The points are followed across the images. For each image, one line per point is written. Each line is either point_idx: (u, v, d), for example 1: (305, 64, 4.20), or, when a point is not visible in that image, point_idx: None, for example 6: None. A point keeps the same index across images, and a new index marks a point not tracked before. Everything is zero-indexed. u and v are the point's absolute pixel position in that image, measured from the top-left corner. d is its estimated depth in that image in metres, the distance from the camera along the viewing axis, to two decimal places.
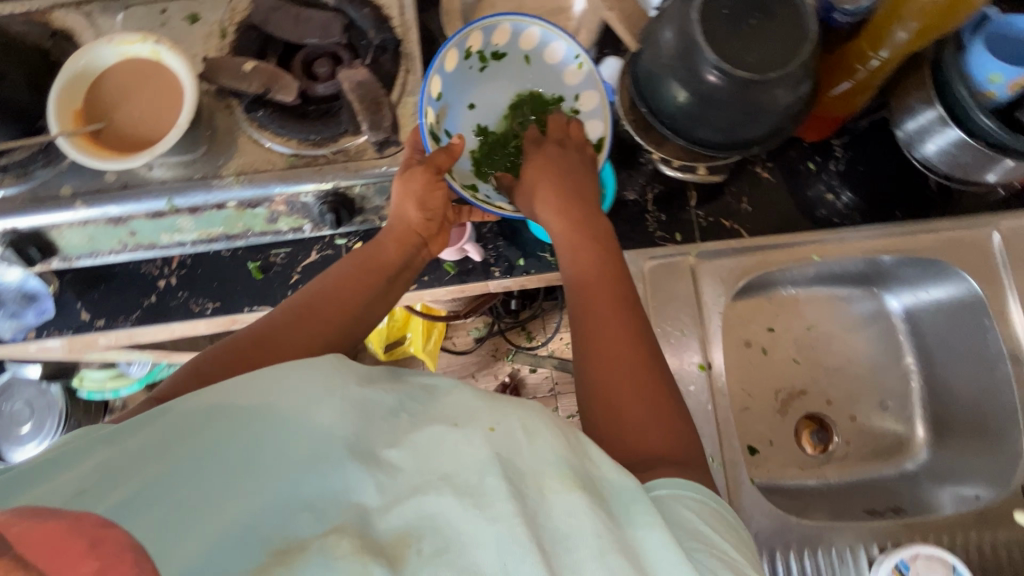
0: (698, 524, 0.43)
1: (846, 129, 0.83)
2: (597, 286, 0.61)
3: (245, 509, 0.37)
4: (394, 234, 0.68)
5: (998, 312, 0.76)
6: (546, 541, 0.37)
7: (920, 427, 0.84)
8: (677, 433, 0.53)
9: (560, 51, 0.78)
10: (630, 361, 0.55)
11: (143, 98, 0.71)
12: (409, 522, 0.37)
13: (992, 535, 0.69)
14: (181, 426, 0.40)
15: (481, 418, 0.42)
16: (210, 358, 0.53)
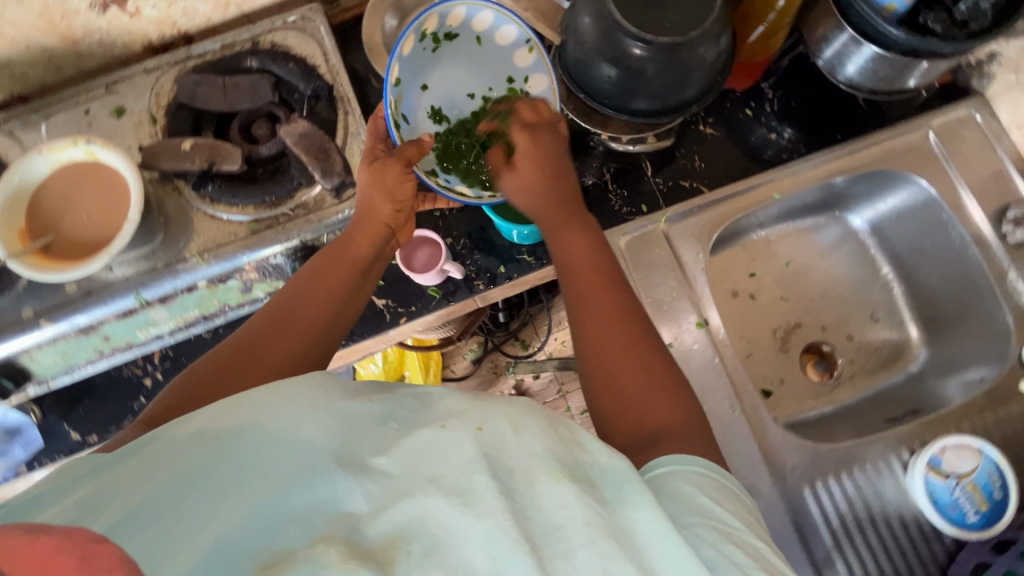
0: (699, 498, 0.43)
1: (771, 71, 0.87)
2: (594, 269, 0.62)
3: (230, 524, 0.34)
4: (360, 227, 0.67)
5: (954, 205, 0.79)
6: (534, 535, 0.35)
7: (913, 329, 0.88)
8: (681, 406, 0.54)
9: (512, 32, 0.77)
10: (630, 341, 0.57)
11: (88, 201, 0.69)
12: (399, 525, 0.35)
13: (1006, 410, 0.71)
14: (166, 454, 0.39)
15: (468, 417, 0.41)
16: (192, 377, 0.53)
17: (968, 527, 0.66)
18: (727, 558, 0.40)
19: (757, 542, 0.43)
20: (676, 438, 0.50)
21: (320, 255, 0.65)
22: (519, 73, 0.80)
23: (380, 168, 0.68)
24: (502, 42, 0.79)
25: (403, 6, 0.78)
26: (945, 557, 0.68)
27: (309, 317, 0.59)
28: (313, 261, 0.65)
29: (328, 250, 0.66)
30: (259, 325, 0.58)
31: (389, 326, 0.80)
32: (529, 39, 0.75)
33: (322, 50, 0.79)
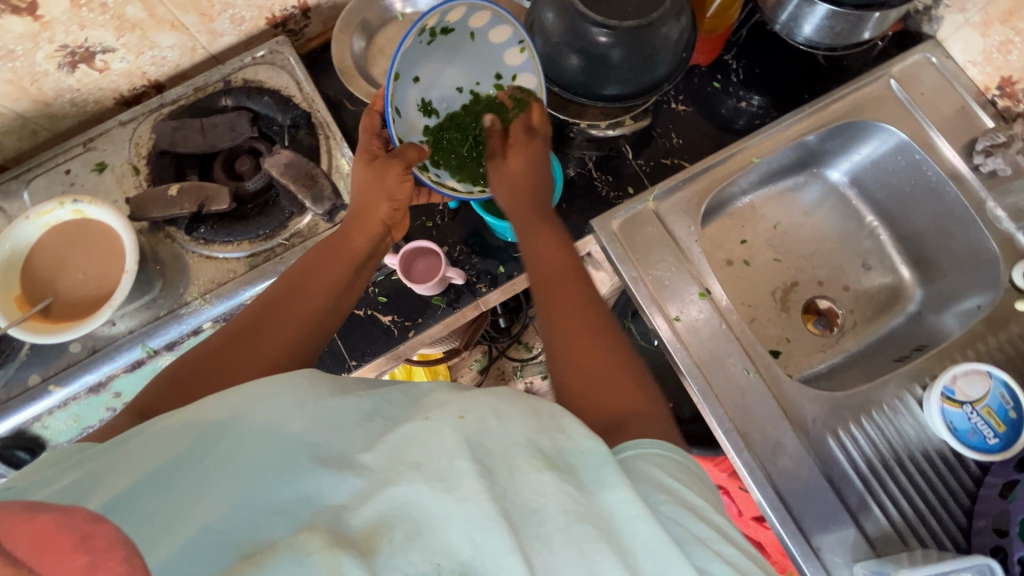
0: (667, 480, 0.41)
1: (732, 43, 0.91)
2: (553, 265, 0.62)
3: (212, 515, 0.34)
4: (357, 223, 0.68)
5: (925, 145, 0.81)
6: (512, 515, 0.34)
7: (905, 271, 0.90)
8: (644, 390, 0.52)
9: (506, 32, 0.74)
10: (592, 325, 0.56)
11: (81, 259, 0.69)
12: (382, 514, 0.34)
13: (1007, 332, 0.73)
14: (148, 450, 0.38)
15: (450, 407, 0.40)
16: (185, 366, 0.53)
17: (991, 452, 0.67)
18: (697, 536, 0.38)
19: (721, 522, 0.41)
20: (640, 421, 0.47)
21: (319, 251, 0.66)
22: (509, 71, 0.78)
23: (380, 166, 0.68)
24: (496, 40, 0.76)
25: (368, 26, 0.80)
26: (973, 484, 0.69)
27: (303, 312, 0.59)
28: (313, 257, 0.66)
29: (327, 246, 0.67)
30: (252, 319, 0.58)
31: (397, 341, 0.80)
32: (522, 43, 0.73)
33: (295, 80, 0.80)
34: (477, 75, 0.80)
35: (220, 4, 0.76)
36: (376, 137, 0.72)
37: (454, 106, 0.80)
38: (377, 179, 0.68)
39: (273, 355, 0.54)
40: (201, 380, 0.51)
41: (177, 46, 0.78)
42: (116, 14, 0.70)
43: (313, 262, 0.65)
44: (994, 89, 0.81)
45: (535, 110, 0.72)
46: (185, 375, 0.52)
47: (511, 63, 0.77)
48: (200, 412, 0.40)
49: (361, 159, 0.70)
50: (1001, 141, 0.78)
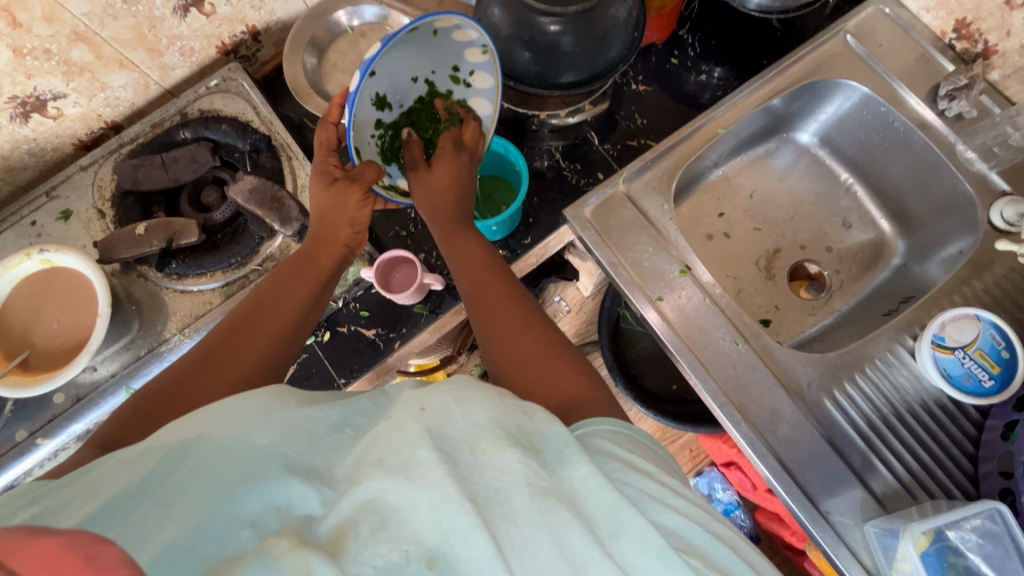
0: (617, 450, 0.44)
1: (686, 18, 0.91)
2: (484, 277, 0.66)
3: (177, 532, 0.34)
4: (320, 243, 0.68)
5: (890, 98, 0.81)
6: (477, 496, 0.35)
7: (886, 225, 0.90)
8: (584, 373, 0.57)
9: (473, 35, 0.67)
10: (529, 325, 0.61)
11: (54, 308, 0.69)
12: (348, 516, 0.35)
13: (992, 274, 0.73)
14: (115, 472, 0.38)
15: (412, 402, 0.42)
16: (150, 398, 0.52)
17: (987, 395, 0.66)
18: (649, 494, 0.41)
19: (670, 479, 0.44)
20: (584, 403, 0.52)
21: (281, 273, 0.66)
22: (467, 66, 0.73)
23: (340, 190, 0.66)
24: (460, 38, 0.68)
25: (318, 42, 0.79)
26: (975, 429, 0.68)
27: (265, 334, 0.59)
28: (274, 279, 0.65)
29: (290, 268, 0.66)
30: (214, 345, 0.57)
31: (384, 354, 0.79)
32: (488, 52, 0.67)
33: (251, 105, 0.79)
34: (433, 63, 0.72)
35: (167, 38, 0.75)
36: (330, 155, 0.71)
37: (409, 97, 0.73)
38: (337, 202, 0.67)
39: (240, 376, 0.54)
40: (167, 409, 0.51)
41: (129, 84, 0.78)
42: (62, 60, 0.69)
43: (272, 286, 0.64)
44: (951, 33, 0.80)
45: (469, 127, 0.72)
46: (152, 406, 0.51)
47: (470, 59, 0.72)
48: (165, 434, 0.40)
49: (320, 181, 0.68)
50: (962, 83, 0.76)
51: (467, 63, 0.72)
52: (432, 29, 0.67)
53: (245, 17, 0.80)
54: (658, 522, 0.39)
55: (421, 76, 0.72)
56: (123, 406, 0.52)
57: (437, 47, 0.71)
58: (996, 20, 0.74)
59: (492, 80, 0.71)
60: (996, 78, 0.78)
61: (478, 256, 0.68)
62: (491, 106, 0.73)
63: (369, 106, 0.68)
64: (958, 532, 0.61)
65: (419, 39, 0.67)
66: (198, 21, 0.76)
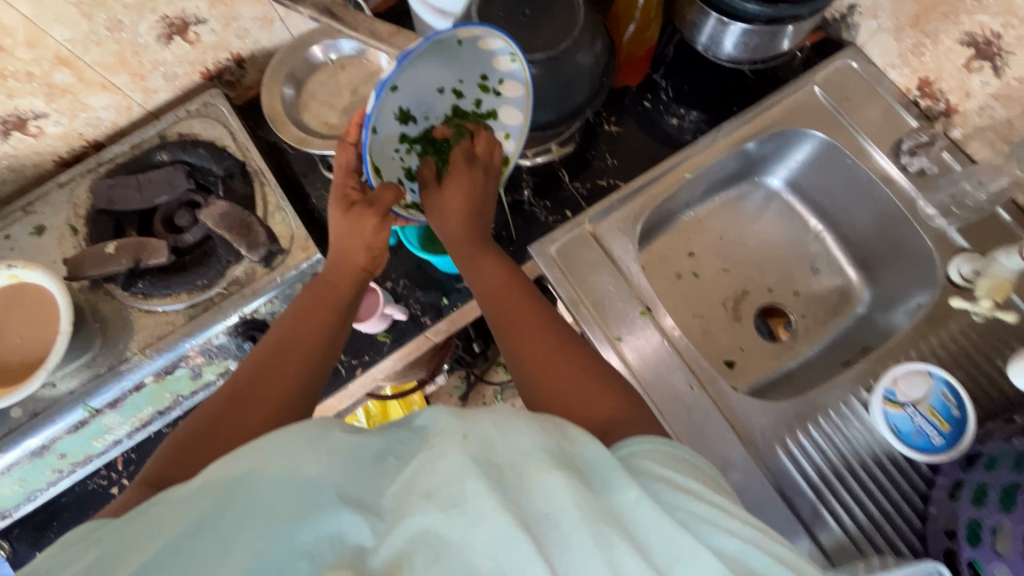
0: (661, 470, 0.44)
1: (661, 61, 0.92)
2: (507, 300, 0.66)
3: (248, 559, 0.36)
4: (339, 269, 0.69)
5: (856, 150, 0.82)
6: (530, 523, 0.36)
7: (851, 271, 0.91)
8: (616, 391, 0.57)
9: (498, 44, 0.67)
10: (557, 348, 0.61)
11: (18, 323, 0.69)
12: (401, 548, 0.36)
13: (948, 330, 0.73)
14: (173, 510, 0.40)
15: (453, 429, 0.41)
16: (191, 435, 0.53)
17: (936, 452, 0.66)
18: (700, 516, 0.41)
19: (720, 499, 0.44)
20: (623, 426, 0.53)
21: (302, 300, 0.67)
22: (493, 76, 0.73)
23: (357, 214, 0.67)
24: (485, 47, 0.68)
25: (296, 75, 0.81)
26: (925, 485, 0.68)
27: (294, 358, 0.60)
28: (297, 306, 0.66)
29: (311, 296, 0.67)
30: (246, 373, 0.59)
31: (347, 380, 0.80)
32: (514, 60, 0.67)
33: (228, 130, 0.81)
34: (460, 74, 0.73)
35: (151, 63, 0.78)
36: (351, 173, 0.71)
37: (435, 108, 0.75)
38: (355, 229, 0.68)
39: (275, 404, 0.56)
40: (209, 443, 0.52)
41: (112, 106, 0.80)
42: (44, 82, 0.72)
43: (296, 310, 0.66)
44: (915, 90, 0.81)
45: (481, 140, 0.72)
46: (192, 443, 0.53)
47: (499, 68, 0.72)
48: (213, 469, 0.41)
49: (338, 206, 0.69)
50: (924, 140, 0.78)
51: (495, 72, 0.72)
52: (457, 40, 0.68)
53: (230, 45, 0.82)
54: (713, 546, 0.40)
55: (447, 86, 0.73)
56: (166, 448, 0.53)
57: (464, 58, 0.72)
58: (955, 82, 0.75)
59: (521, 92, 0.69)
60: (957, 136, 0.79)
61: (499, 278, 0.68)
62: (521, 116, 0.72)
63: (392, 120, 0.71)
64: None
65: (443, 50, 0.68)
66: (182, 48, 0.78)
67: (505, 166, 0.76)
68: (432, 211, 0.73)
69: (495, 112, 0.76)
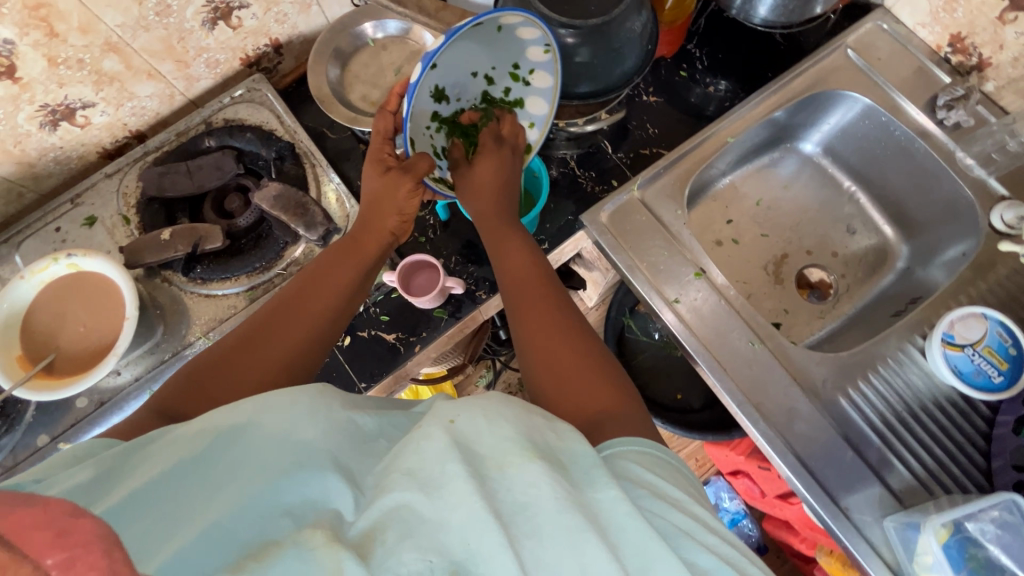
0: (645, 475, 0.43)
1: (693, 33, 0.95)
2: (522, 274, 0.66)
3: (222, 512, 0.37)
4: (367, 232, 0.70)
5: (890, 108, 0.84)
6: (504, 514, 0.36)
7: (888, 230, 0.93)
8: (616, 388, 0.55)
9: (537, 34, 0.68)
10: (564, 328, 0.60)
11: (80, 312, 0.69)
12: (376, 519, 0.36)
13: (995, 275, 0.75)
14: (162, 455, 0.41)
15: (442, 412, 0.42)
16: (203, 363, 0.55)
17: (997, 390, 0.68)
18: (678, 526, 0.41)
19: (694, 508, 0.44)
20: (614, 421, 0.51)
21: (324, 260, 0.67)
22: (526, 63, 0.74)
23: (393, 179, 0.67)
24: (524, 36, 0.70)
25: (341, 53, 0.81)
26: (986, 425, 0.70)
27: (312, 321, 0.60)
28: (323, 263, 0.67)
29: (337, 252, 0.68)
30: (264, 324, 0.59)
31: (405, 358, 0.80)
32: (550, 51, 0.69)
33: (274, 114, 0.81)
34: (494, 60, 0.74)
35: (194, 49, 0.77)
36: (388, 142, 0.71)
37: (467, 92, 0.75)
38: (389, 193, 0.68)
39: (281, 360, 0.56)
40: (215, 381, 0.53)
41: (155, 94, 0.80)
42: (93, 69, 0.71)
43: (319, 266, 0.66)
44: (946, 47, 0.84)
45: (508, 121, 0.74)
46: (202, 370, 0.54)
47: (531, 58, 0.73)
48: (214, 418, 0.42)
49: (375, 168, 0.69)
50: (960, 94, 0.80)
51: (528, 62, 0.73)
52: (495, 26, 0.68)
53: (269, 30, 0.82)
54: (687, 559, 0.39)
55: (480, 72, 0.74)
56: (180, 370, 0.55)
57: (499, 43, 0.72)
58: (989, 35, 0.78)
59: (552, 80, 0.72)
60: (990, 89, 0.82)
61: (516, 254, 0.68)
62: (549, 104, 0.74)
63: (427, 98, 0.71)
64: (976, 523, 0.61)
65: (481, 34, 0.69)
66: (225, 33, 0.78)
67: (528, 153, 0.77)
68: (463, 180, 0.74)
69: (523, 100, 0.77)
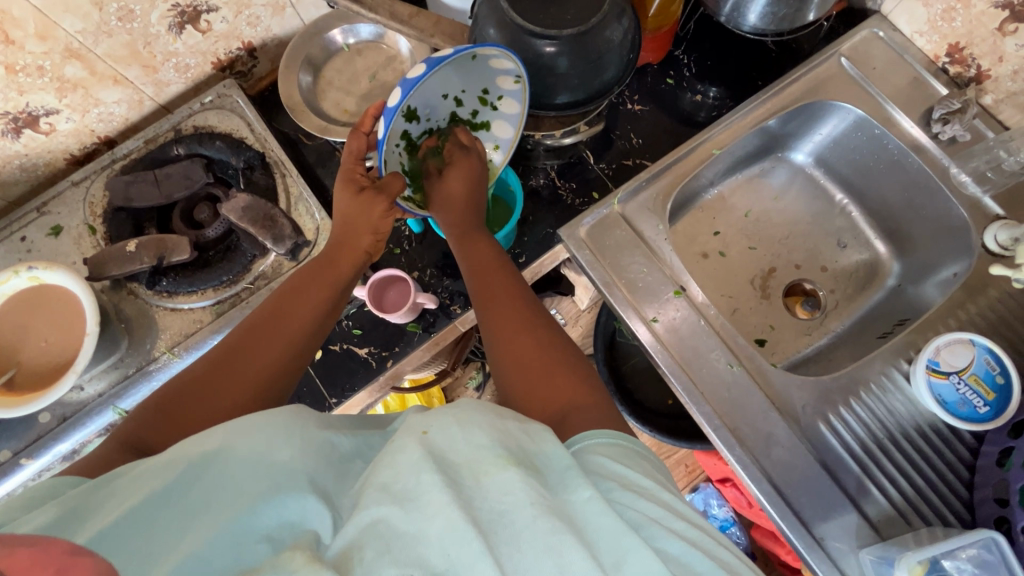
0: (614, 467, 0.40)
1: (682, 38, 0.91)
2: (491, 277, 0.65)
3: (207, 535, 0.33)
4: (341, 248, 0.68)
5: (883, 120, 0.81)
6: (481, 522, 0.32)
7: (880, 245, 0.90)
8: (585, 379, 0.54)
9: (511, 66, 0.68)
10: (529, 325, 0.59)
11: (42, 326, 0.68)
12: (353, 537, 0.33)
13: (987, 298, 0.72)
14: (133, 484, 0.37)
15: (413, 425, 0.39)
16: (168, 393, 0.51)
17: (982, 420, 0.66)
18: (650, 516, 0.38)
19: (670, 499, 0.40)
20: (582, 410, 0.49)
21: (298, 277, 0.65)
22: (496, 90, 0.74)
23: (367, 200, 0.65)
24: (497, 65, 0.69)
25: (313, 60, 0.79)
26: (970, 455, 0.68)
27: (282, 341, 0.57)
28: (295, 282, 0.64)
29: (309, 271, 0.66)
30: (231, 346, 0.56)
31: (377, 372, 0.79)
32: (523, 82, 0.69)
33: (245, 121, 0.79)
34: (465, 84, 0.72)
35: (162, 54, 0.75)
36: (358, 161, 0.69)
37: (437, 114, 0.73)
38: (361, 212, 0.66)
39: (252, 385, 0.53)
40: (188, 413, 0.50)
41: (123, 100, 0.78)
42: (55, 76, 0.69)
43: (291, 284, 0.64)
44: (945, 56, 0.80)
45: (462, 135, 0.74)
46: (169, 402, 0.51)
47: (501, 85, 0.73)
48: (186, 446, 0.38)
49: (347, 189, 0.67)
50: (955, 107, 0.76)
51: (498, 89, 0.73)
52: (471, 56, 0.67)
53: (241, 34, 0.79)
54: (658, 549, 0.36)
55: (451, 95, 0.72)
56: (142, 404, 0.51)
57: (472, 69, 0.71)
58: (988, 46, 0.75)
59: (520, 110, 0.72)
60: (988, 101, 0.79)
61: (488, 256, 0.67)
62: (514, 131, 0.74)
63: (400, 120, 0.68)
64: (952, 560, 0.59)
65: (458, 62, 0.67)
66: (194, 37, 0.75)
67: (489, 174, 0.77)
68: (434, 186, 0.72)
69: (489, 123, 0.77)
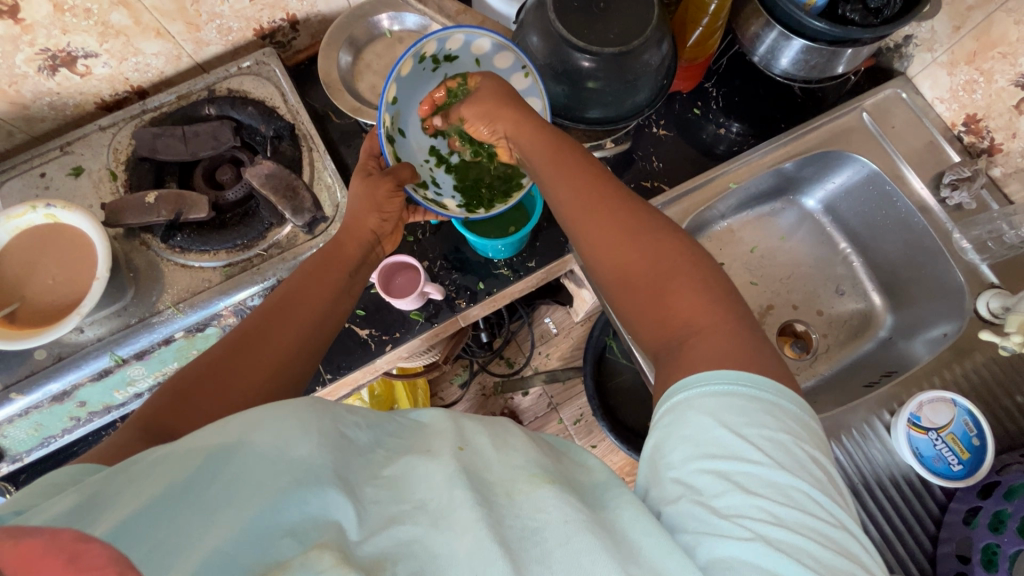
0: (716, 432, 0.38)
1: (713, 71, 0.93)
2: (582, 199, 0.55)
3: (236, 525, 0.34)
4: (348, 232, 0.68)
5: (894, 177, 0.84)
6: (512, 541, 0.34)
7: (876, 297, 0.92)
8: (703, 291, 0.47)
9: (511, 58, 0.75)
10: (629, 231, 0.51)
11: (50, 265, 0.68)
12: (386, 548, 0.34)
13: (972, 361, 0.75)
14: (150, 467, 0.37)
15: (451, 438, 0.42)
16: (189, 374, 0.52)
17: (955, 478, 0.68)
18: (729, 514, 0.36)
19: (781, 480, 0.37)
20: (706, 332, 0.45)
21: (314, 261, 0.65)
22: None
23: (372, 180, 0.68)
24: (501, 66, 0.76)
25: (355, 41, 0.81)
26: (938, 511, 0.70)
27: (294, 324, 0.58)
28: (308, 266, 0.65)
29: (318, 256, 0.66)
30: (254, 323, 0.57)
31: (375, 355, 0.79)
32: (526, 69, 0.73)
33: (279, 91, 0.80)
34: None
35: (207, 14, 0.76)
36: (374, 158, 0.73)
37: None
38: (366, 192, 0.68)
39: (270, 367, 0.54)
40: (204, 398, 0.50)
41: (162, 53, 0.78)
42: (100, 20, 0.69)
43: (308, 265, 0.65)
44: (961, 125, 0.84)
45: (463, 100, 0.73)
46: (191, 383, 0.51)
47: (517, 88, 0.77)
48: (203, 435, 0.38)
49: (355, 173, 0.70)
50: (966, 175, 0.80)
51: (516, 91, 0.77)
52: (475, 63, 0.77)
53: (287, 5, 0.80)
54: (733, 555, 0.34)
55: None
56: (161, 387, 0.51)
57: None
58: (1004, 121, 0.78)
59: (535, 99, 0.74)
60: (998, 174, 0.82)
61: (588, 213, 0.54)
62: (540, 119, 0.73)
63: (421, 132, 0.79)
64: None
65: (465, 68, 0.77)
66: (241, 2, 0.76)
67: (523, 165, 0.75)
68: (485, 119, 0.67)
69: None
